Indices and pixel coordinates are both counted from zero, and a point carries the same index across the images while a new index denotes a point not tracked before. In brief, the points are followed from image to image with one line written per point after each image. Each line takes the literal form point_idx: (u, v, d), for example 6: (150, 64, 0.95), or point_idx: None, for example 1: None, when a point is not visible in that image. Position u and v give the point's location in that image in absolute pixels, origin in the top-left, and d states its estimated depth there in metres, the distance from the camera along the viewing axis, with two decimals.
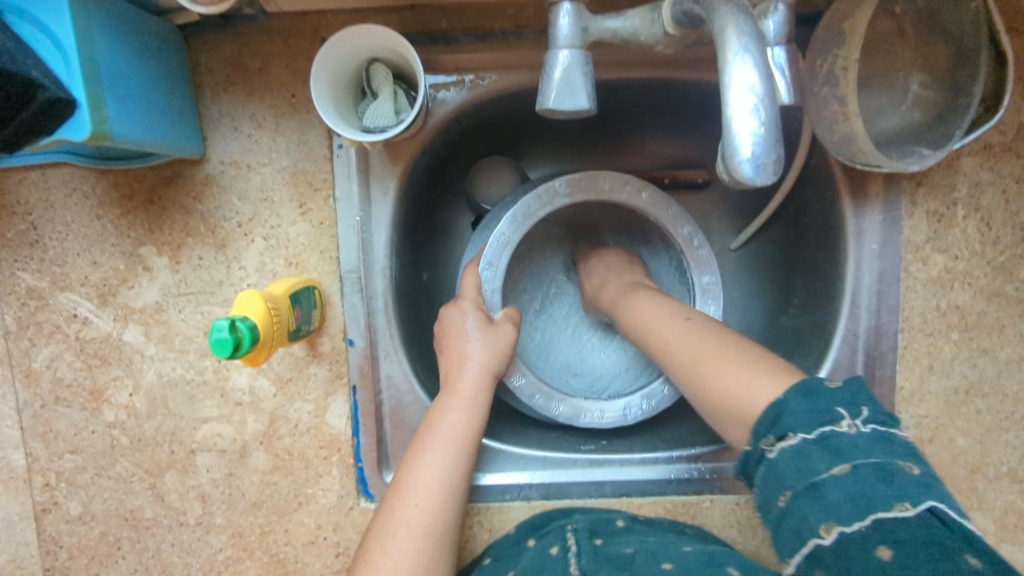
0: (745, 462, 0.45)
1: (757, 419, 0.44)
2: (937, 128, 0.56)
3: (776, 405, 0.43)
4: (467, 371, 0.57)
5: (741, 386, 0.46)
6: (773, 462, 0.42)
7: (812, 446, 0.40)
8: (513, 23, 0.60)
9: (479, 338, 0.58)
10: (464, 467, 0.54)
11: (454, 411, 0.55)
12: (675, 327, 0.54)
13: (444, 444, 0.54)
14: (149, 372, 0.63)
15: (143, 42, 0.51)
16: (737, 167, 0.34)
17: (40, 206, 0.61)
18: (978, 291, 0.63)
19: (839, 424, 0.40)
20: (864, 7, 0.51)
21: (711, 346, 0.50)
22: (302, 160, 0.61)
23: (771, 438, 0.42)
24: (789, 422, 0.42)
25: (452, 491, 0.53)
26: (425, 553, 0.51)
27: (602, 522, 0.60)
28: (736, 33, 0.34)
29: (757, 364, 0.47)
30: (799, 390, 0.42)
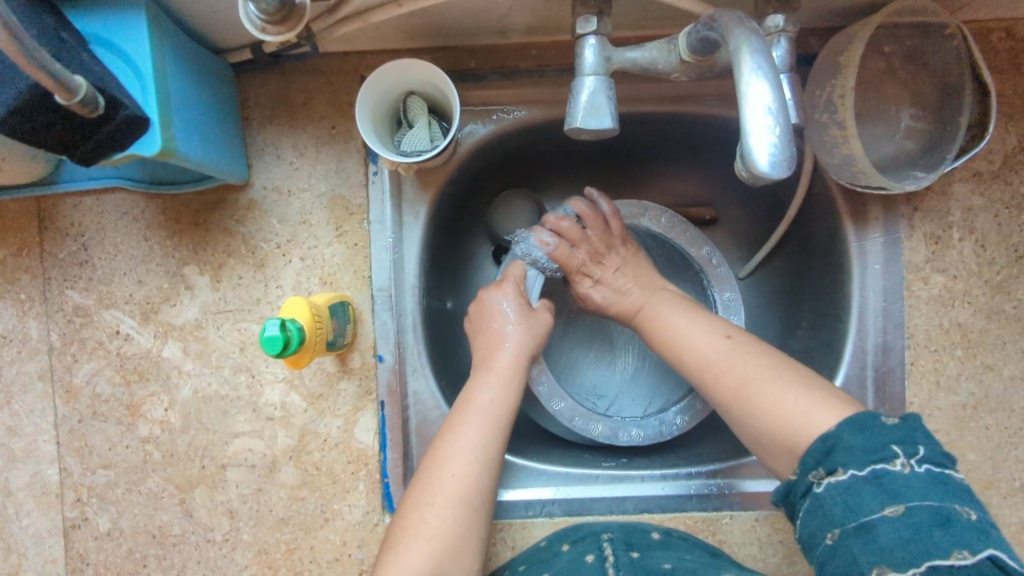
0: (787, 491, 0.49)
1: (809, 445, 0.47)
2: (928, 154, 0.61)
3: (829, 434, 0.46)
4: (505, 350, 0.61)
5: (784, 403, 0.50)
6: (821, 494, 0.45)
7: (862, 483, 0.44)
8: (537, 63, 0.65)
9: (518, 322, 0.63)
10: (498, 441, 0.58)
11: (490, 387, 0.59)
12: (716, 345, 0.56)
13: (481, 418, 0.58)
14: (184, 388, 0.65)
15: (201, 74, 0.57)
16: (758, 169, 0.37)
17: (93, 228, 0.65)
18: (978, 309, 0.66)
19: (892, 464, 0.44)
20: (856, 43, 0.56)
21: (755, 369, 0.53)
22: (339, 186, 0.65)
23: (821, 472, 0.45)
24: (841, 457, 0.45)
25: (486, 461, 0.57)
26: (460, 512, 0.55)
27: (638, 535, 0.61)
28: (749, 51, 0.38)
29: (802, 390, 0.50)
30: (851, 424, 0.46)
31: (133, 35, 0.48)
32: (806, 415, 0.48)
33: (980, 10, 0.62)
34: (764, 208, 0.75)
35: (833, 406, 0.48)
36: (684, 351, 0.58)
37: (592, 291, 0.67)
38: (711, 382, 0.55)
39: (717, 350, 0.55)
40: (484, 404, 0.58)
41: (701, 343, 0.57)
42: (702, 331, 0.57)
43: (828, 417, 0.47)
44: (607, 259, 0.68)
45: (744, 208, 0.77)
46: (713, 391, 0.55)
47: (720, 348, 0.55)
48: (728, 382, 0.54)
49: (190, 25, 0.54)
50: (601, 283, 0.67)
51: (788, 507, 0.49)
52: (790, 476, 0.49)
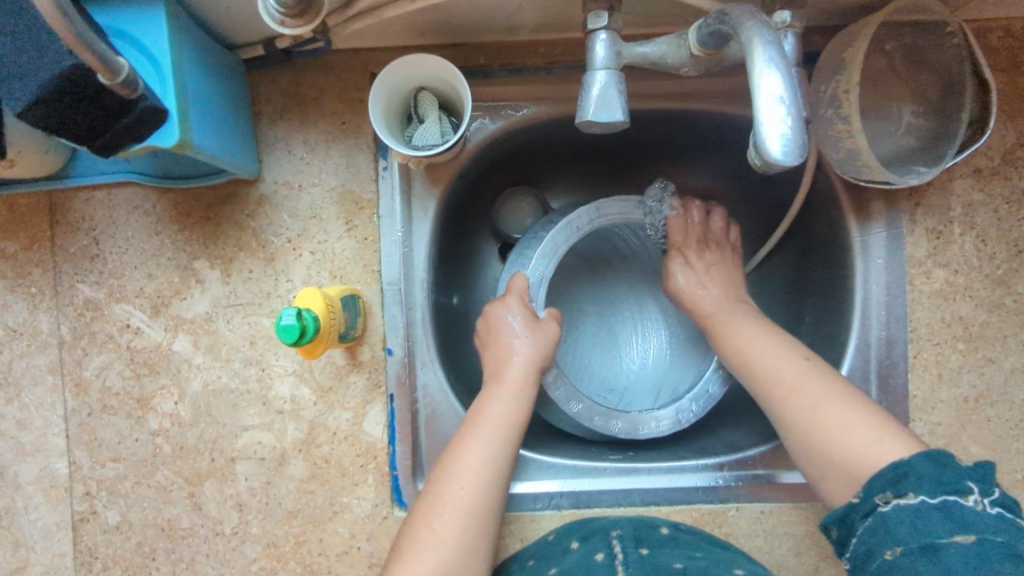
0: (843, 513, 0.49)
1: (878, 471, 0.48)
2: (930, 150, 0.62)
3: (902, 464, 0.47)
4: (513, 363, 0.62)
5: (851, 435, 0.50)
6: (886, 515, 0.46)
7: (932, 509, 0.44)
8: (545, 60, 0.66)
9: (525, 335, 0.63)
10: (507, 454, 0.58)
11: (500, 401, 0.60)
12: (792, 365, 0.56)
13: (488, 431, 0.58)
14: (194, 381, 0.66)
15: (215, 68, 0.57)
16: (771, 158, 0.38)
17: (104, 222, 0.65)
18: (979, 303, 0.67)
19: (965, 496, 0.44)
20: (859, 40, 0.57)
21: (828, 394, 0.53)
22: (349, 181, 0.66)
23: (889, 493, 0.46)
24: (913, 483, 0.45)
25: (494, 473, 0.57)
26: (468, 521, 0.55)
27: (647, 530, 0.61)
28: (761, 43, 0.39)
29: (881, 424, 0.50)
30: (928, 456, 0.46)
31: (150, 28, 0.48)
32: (880, 446, 0.49)
33: (979, 9, 0.63)
34: (767, 205, 0.76)
35: (904, 442, 0.49)
36: (757, 368, 0.57)
37: (678, 277, 0.68)
38: (783, 399, 0.55)
39: (790, 365, 0.56)
40: (495, 418, 0.59)
41: (775, 358, 0.57)
42: (778, 349, 0.57)
43: (898, 454, 0.48)
44: (695, 251, 0.69)
45: (748, 205, 0.78)
46: (782, 407, 0.55)
47: (797, 368, 0.55)
48: (799, 404, 0.54)
49: (204, 20, 0.55)
50: (687, 270, 0.68)
51: (842, 528, 0.49)
52: (850, 498, 0.49)
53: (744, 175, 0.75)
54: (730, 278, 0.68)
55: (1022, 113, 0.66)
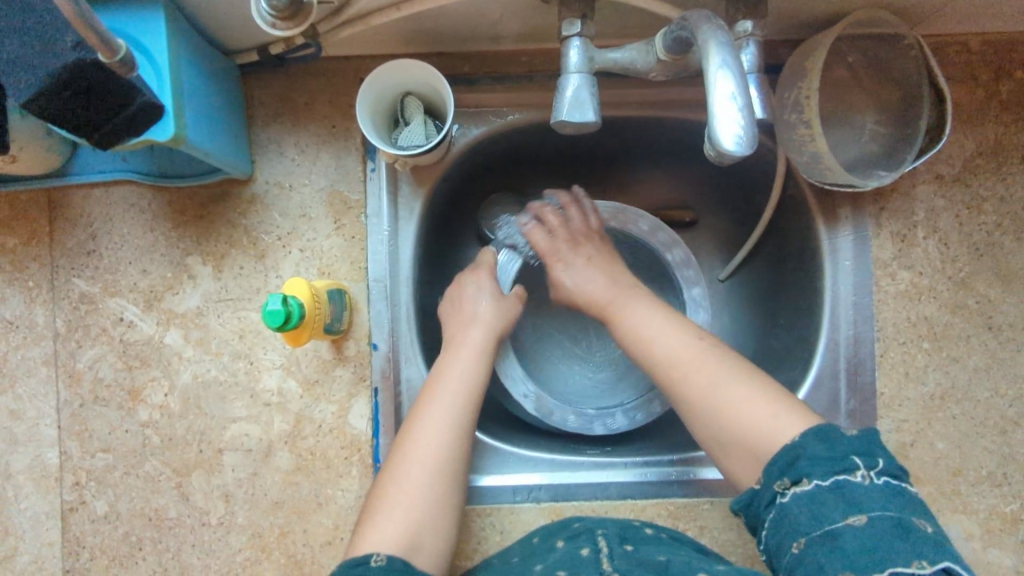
0: (748, 501, 0.51)
1: (771, 461, 0.50)
2: (891, 156, 0.65)
3: (793, 446, 0.49)
4: (472, 330, 0.64)
5: (751, 410, 0.52)
6: (786, 504, 0.48)
7: (826, 491, 0.47)
8: (526, 69, 0.69)
9: (486, 303, 0.66)
10: (468, 414, 0.60)
11: (458, 363, 0.62)
12: (684, 343, 0.57)
13: (448, 396, 0.60)
14: (184, 373, 0.68)
15: (212, 70, 0.60)
16: (725, 151, 0.41)
17: (101, 219, 0.68)
18: (943, 304, 0.70)
19: (853, 473, 0.47)
20: (820, 49, 0.60)
21: (724, 371, 0.55)
22: (338, 182, 0.68)
23: (786, 481, 0.48)
24: (806, 467, 0.48)
25: (460, 429, 0.59)
26: (434, 474, 0.57)
27: (631, 530, 0.62)
28: (716, 46, 0.42)
29: (768, 398, 0.53)
30: (814, 436, 0.49)
31: (152, 30, 0.52)
32: (777, 420, 0.51)
33: (936, 25, 0.67)
34: (742, 211, 0.79)
35: (796, 416, 0.51)
36: (651, 347, 0.59)
37: (569, 281, 0.67)
38: (681, 378, 0.56)
39: (679, 346, 0.57)
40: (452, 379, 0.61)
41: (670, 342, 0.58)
42: (674, 329, 0.59)
43: (794, 427, 0.50)
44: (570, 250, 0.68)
45: (724, 212, 0.81)
46: (677, 391, 0.56)
47: (689, 346, 0.57)
48: (699, 384, 0.55)
49: (201, 25, 0.58)
50: (579, 272, 0.67)
51: (749, 516, 0.51)
52: (753, 487, 0.51)
53: (720, 182, 0.78)
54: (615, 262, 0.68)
55: (979, 123, 0.69)
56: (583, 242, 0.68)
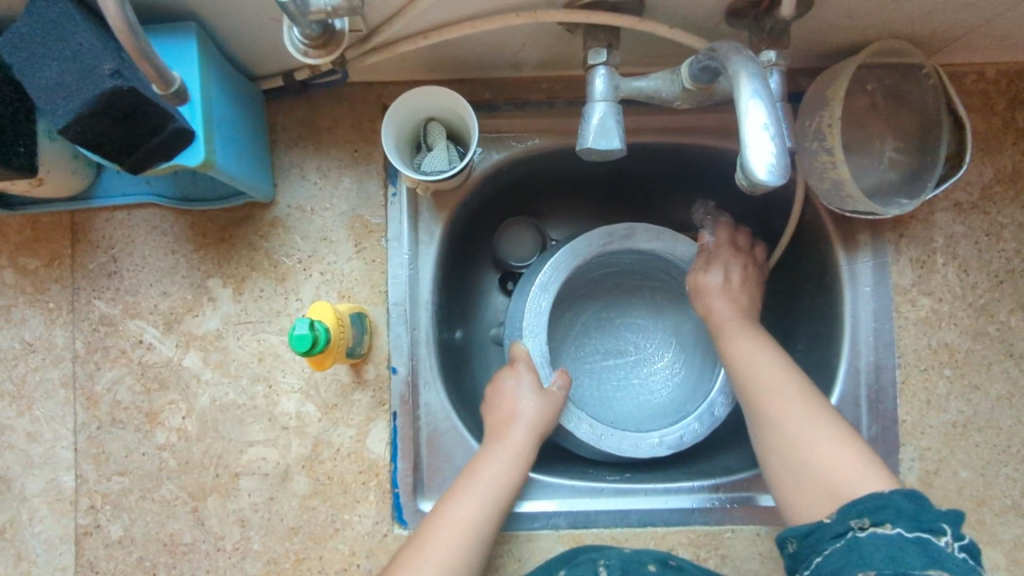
0: (808, 531, 0.50)
1: (854, 498, 0.49)
2: (912, 183, 0.66)
3: (882, 494, 0.48)
4: (515, 428, 0.63)
5: (839, 453, 0.52)
6: (860, 540, 0.47)
7: (907, 542, 0.45)
8: (547, 95, 0.69)
9: (530, 399, 0.65)
10: (492, 514, 0.60)
11: (499, 460, 0.62)
12: (784, 378, 0.58)
13: (483, 490, 0.60)
14: (202, 396, 0.67)
15: (238, 95, 0.61)
16: (757, 181, 0.41)
17: (123, 241, 0.68)
18: (964, 330, 0.69)
19: (938, 536, 0.46)
20: (842, 78, 0.61)
21: (822, 416, 0.55)
22: (359, 207, 0.68)
23: (866, 520, 0.47)
24: (890, 515, 0.47)
25: (481, 530, 0.59)
26: (449, 568, 0.56)
27: (636, 565, 0.62)
28: (747, 78, 0.42)
29: (846, 447, 0.53)
30: (908, 493, 0.48)
31: (184, 59, 0.52)
32: (859, 469, 0.51)
33: (953, 55, 0.68)
34: (759, 237, 0.79)
35: (884, 477, 0.51)
36: (756, 373, 0.59)
37: (715, 276, 0.68)
38: (778, 403, 0.57)
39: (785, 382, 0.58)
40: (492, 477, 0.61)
41: (776, 370, 0.59)
42: (780, 365, 0.59)
43: (880, 482, 0.50)
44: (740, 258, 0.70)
45: None
46: (770, 418, 0.56)
47: (792, 382, 0.58)
48: (792, 417, 0.55)
49: (224, 47, 0.59)
50: (723, 271, 0.68)
51: (801, 544, 0.50)
52: (819, 519, 0.50)
53: (736, 207, 0.79)
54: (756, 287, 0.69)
55: (995, 151, 0.70)
56: (744, 258, 0.71)
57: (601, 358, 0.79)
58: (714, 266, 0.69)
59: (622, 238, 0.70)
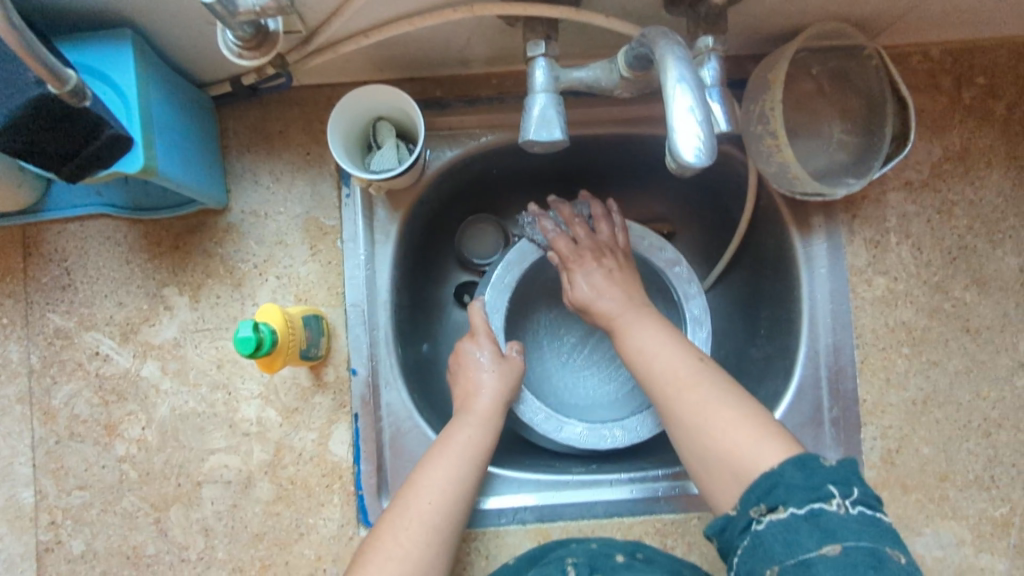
0: (722, 527, 0.51)
1: (749, 485, 0.50)
2: (859, 164, 0.66)
3: (771, 473, 0.49)
4: (481, 396, 0.65)
5: (740, 431, 0.52)
6: (760, 531, 0.48)
7: (801, 520, 0.46)
8: (497, 91, 0.70)
9: (491, 369, 0.66)
10: (472, 479, 0.60)
11: (469, 426, 0.63)
12: (678, 362, 0.58)
13: (456, 454, 0.61)
14: (162, 406, 0.67)
15: (185, 102, 0.61)
16: (686, 164, 0.41)
17: (76, 253, 0.68)
18: (920, 308, 0.70)
19: (828, 502, 0.47)
20: (781, 62, 0.61)
21: (716, 396, 0.55)
22: (313, 209, 0.68)
23: (762, 507, 0.48)
24: (782, 495, 0.48)
25: (462, 492, 0.60)
26: (429, 530, 0.57)
27: (603, 558, 0.61)
28: (673, 61, 0.43)
29: (754, 424, 0.52)
30: (793, 462, 0.49)
31: (122, 64, 0.52)
32: (758, 447, 0.51)
33: (896, 36, 0.68)
34: (718, 224, 0.79)
35: (780, 444, 0.51)
36: (652, 362, 0.59)
37: (581, 285, 0.67)
38: (675, 393, 0.56)
39: (682, 369, 0.57)
40: (463, 444, 0.61)
41: (670, 358, 0.58)
42: (675, 348, 0.59)
43: (774, 455, 0.50)
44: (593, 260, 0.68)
45: (701, 227, 0.81)
46: (671, 407, 0.56)
47: (684, 365, 0.57)
48: (691, 405, 0.55)
49: (167, 53, 0.58)
50: (586, 278, 0.67)
51: (722, 540, 0.51)
52: (728, 512, 0.51)
53: (694, 197, 0.79)
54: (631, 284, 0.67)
55: (943, 128, 0.70)
56: (605, 257, 0.68)
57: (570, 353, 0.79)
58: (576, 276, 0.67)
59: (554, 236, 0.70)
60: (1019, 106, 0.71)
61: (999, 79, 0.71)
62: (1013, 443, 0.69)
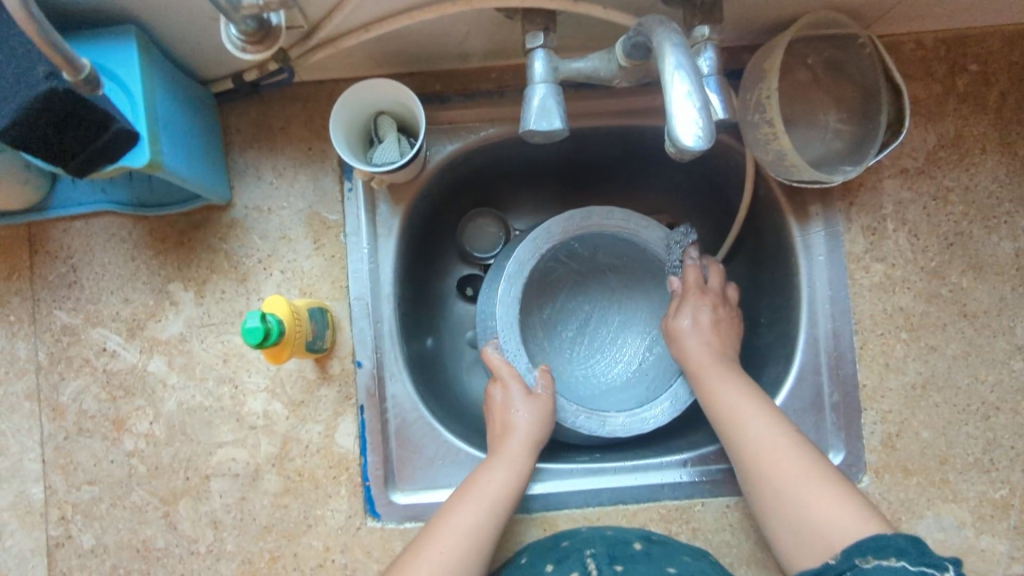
0: (815, 572, 0.52)
1: (857, 541, 0.52)
2: (855, 152, 0.67)
3: (880, 538, 0.50)
4: (512, 440, 0.64)
5: (830, 503, 0.55)
6: (864, 572, 0.49)
7: (910, 574, 0.47)
8: (497, 84, 0.70)
9: (522, 409, 0.65)
10: (492, 526, 0.60)
11: (495, 472, 0.63)
12: (777, 427, 0.60)
13: (479, 500, 0.60)
14: (169, 401, 0.68)
15: (188, 98, 0.62)
16: (685, 148, 0.42)
17: (81, 251, 0.68)
18: (917, 294, 0.70)
19: (942, 571, 0.47)
20: (776, 51, 0.62)
21: (809, 467, 0.57)
22: (316, 203, 0.69)
23: (870, 556, 0.50)
24: (894, 548, 0.49)
25: (480, 541, 0.59)
26: (454, 574, 0.56)
27: (620, 547, 0.61)
28: (671, 49, 0.44)
29: (846, 501, 0.55)
30: (910, 539, 0.50)
31: (125, 60, 0.53)
32: (850, 521, 0.53)
33: (889, 25, 0.69)
34: (716, 215, 0.80)
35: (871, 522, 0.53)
36: (745, 420, 0.61)
37: (684, 320, 0.69)
38: (768, 455, 0.59)
39: (773, 437, 0.59)
40: (485, 486, 0.61)
41: (769, 422, 0.60)
42: (764, 413, 0.61)
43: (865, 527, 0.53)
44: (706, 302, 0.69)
45: (700, 217, 0.82)
46: (762, 466, 0.58)
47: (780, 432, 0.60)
48: (784, 470, 0.57)
49: (169, 50, 0.59)
50: (693, 313, 0.69)
51: None
52: (825, 561, 0.53)
53: (694, 188, 0.80)
54: (724, 328, 0.69)
55: (937, 116, 0.71)
56: (714, 301, 0.70)
57: (577, 345, 0.79)
58: (683, 310, 0.69)
59: (547, 238, 0.69)
60: (1012, 92, 0.72)
61: (992, 66, 0.72)
62: (1012, 426, 0.70)
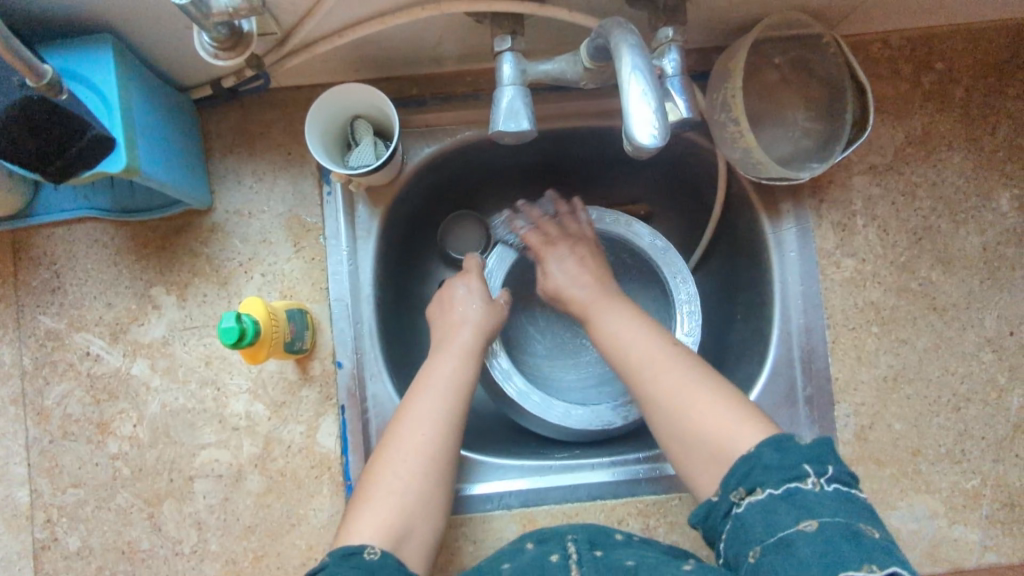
0: (705, 515, 0.53)
1: (732, 468, 0.52)
2: (822, 149, 0.69)
3: (749, 456, 0.52)
4: (462, 331, 0.66)
5: (718, 413, 0.55)
6: (741, 514, 0.50)
7: (778, 499, 0.49)
8: (472, 88, 0.72)
9: (475, 304, 0.68)
10: (458, 408, 0.62)
11: (449, 358, 0.64)
12: (657, 349, 0.60)
13: (436, 389, 0.62)
14: (152, 404, 0.69)
15: (167, 104, 0.63)
16: (642, 146, 0.43)
17: (65, 257, 0.70)
18: (887, 288, 0.72)
19: (804, 481, 0.49)
20: (741, 51, 0.63)
21: (691, 379, 0.58)
22: (296, 207, 0.70)
23: (741, 491, 0.51)
24: (760, 476, 0.50)
25: (451, 419, 0.61)
26: (428, 462, 0.59)
27: (601, 534, 0.62)
28: (629, 51, 0.45)
29: (736, 412, 0.55)
30: (770, 444, 0.52)
31: (102, 68, 0.54)
32: (741, 426, 0.54)
33: (855, 24, 0.71)
34: (693, 214, 0.82)
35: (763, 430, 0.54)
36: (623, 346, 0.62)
37: (555, 273, 0.70)
38: (648, 378, 0.59)
39: (655, 353, 0.60)
40: (444, 373, 0.63)
41: (645, 342, 0.61)
42: (643, 334, 0.62)
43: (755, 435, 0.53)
44: (564, 247, 0.72)
45: (677, 216, 0.83)
46: (645, 391, 0.59)
47: (660, 351, 0.60)
48: (664, 387, 0.58)
49: (146, 57, 0.60)
50: (559, 263, 0.70)
51: (706, 529, 0.54)
52: (710, 499, 0.54)
53: (670, 187, 0.81)
54: (601, 269, 0.70)
55: (904, 113, 0.73)
56: (578, 244, 0.72)
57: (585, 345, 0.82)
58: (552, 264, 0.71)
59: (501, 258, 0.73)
60: (977, 89, 0.73)
61: (957, 64, 0.73)
62: (983, 417, 0.71)
